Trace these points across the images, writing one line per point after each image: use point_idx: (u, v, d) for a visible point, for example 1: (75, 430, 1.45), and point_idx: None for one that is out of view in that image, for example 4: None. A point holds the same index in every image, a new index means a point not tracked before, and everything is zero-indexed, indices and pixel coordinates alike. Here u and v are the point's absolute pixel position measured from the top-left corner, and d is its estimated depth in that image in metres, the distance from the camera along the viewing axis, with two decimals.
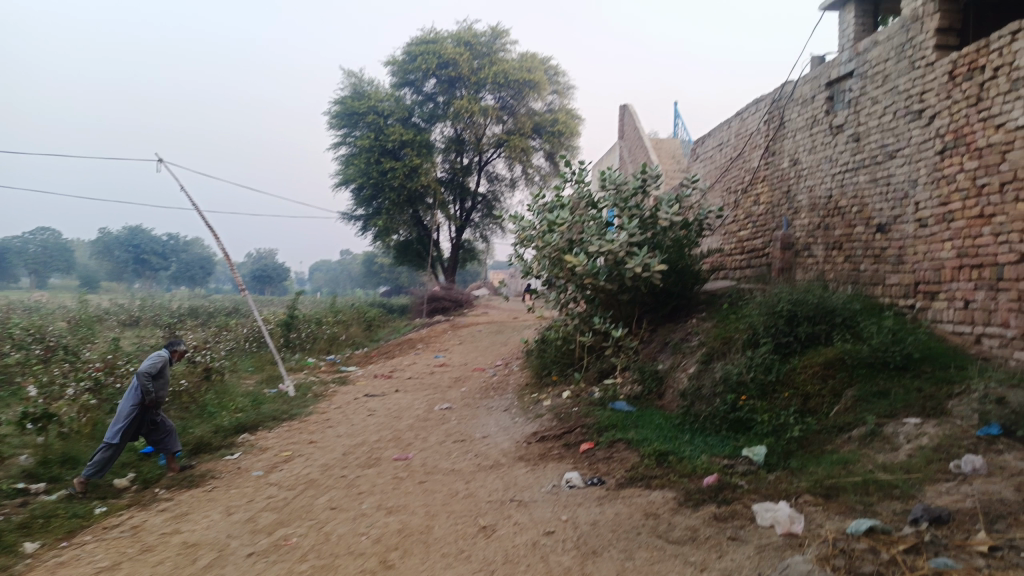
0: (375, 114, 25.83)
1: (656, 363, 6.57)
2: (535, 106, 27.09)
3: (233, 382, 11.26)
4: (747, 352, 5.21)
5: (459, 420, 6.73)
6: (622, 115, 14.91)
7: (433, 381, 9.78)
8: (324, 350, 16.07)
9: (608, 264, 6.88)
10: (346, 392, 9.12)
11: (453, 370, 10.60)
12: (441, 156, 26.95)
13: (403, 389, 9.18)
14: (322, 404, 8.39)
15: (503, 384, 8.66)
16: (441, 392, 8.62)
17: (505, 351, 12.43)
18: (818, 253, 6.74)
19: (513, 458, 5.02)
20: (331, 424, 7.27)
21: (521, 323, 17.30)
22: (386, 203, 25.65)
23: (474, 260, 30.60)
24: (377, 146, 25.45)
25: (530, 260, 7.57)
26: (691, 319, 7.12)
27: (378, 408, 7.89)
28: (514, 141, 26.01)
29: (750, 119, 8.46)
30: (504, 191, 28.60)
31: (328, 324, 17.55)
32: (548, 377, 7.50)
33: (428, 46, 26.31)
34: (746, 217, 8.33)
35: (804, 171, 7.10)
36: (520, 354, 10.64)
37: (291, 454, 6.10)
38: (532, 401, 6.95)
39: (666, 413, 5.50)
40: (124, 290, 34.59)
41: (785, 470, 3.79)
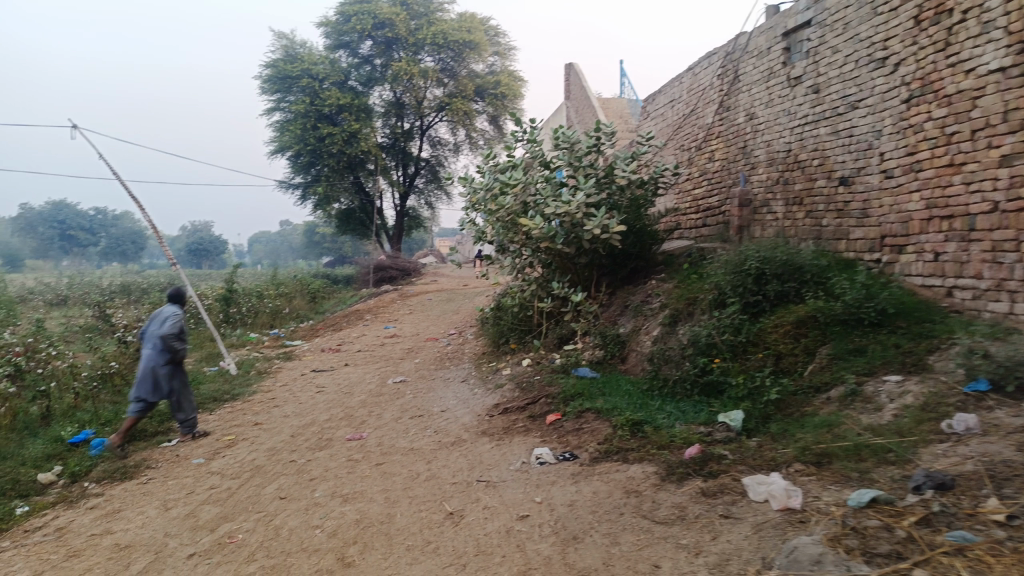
0: (310, 78, 24.76)
1: (617, 327, 6.36)
2: (476, 68, 26.45)
3: (170, 361, 10.63)
4: (714, 313, 5.01)
5: (415, 393, 6.40)
6: (567, 73, 14.54)
7: (385, 352, 9.40)
8: (267, 325, 15.43)
9: (565, 225, 6.58)
10: (292, 368, 8.66)
11: (405, 341, 10.23)
12: (381, 120, 26.12)
13: (353, 363, 8.78)
14: (267, 382, 7.93)
15: (458, 353, 8.34)
16: (393, 364, 8.26)
17: (456, 320, 12.12)
18: (777, 209, 6.58)
19: (475, 433, 4.73)
20: (278, 403, 6.85)
21: (471, 291, 16.98)
22: (326, 170, 24.77)
23: (419, 227, 30.00)
24: (313, 111, 24.44)
25: (482, 224, 7.23)
26: (651, 280, 6.91)
27: (327, 384, 7.49)
28: (456, 104, 25.36)
29: (702, 74, 8.20)
30: (448, 155, 28.02)
31: (270, 298, 16.87)
32: (505, 345, 7.22)
33: (363, 5, 25.29)
34: (700, 174, 8.13)
35: (761, 125, 6.89)
36: (473, 322, 10.34)
37: (234, 438, 5.68)
38: (490, 370, 6.66)
39: (632, 378, 5.29)
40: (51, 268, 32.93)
41: (766, 436, 3.61)
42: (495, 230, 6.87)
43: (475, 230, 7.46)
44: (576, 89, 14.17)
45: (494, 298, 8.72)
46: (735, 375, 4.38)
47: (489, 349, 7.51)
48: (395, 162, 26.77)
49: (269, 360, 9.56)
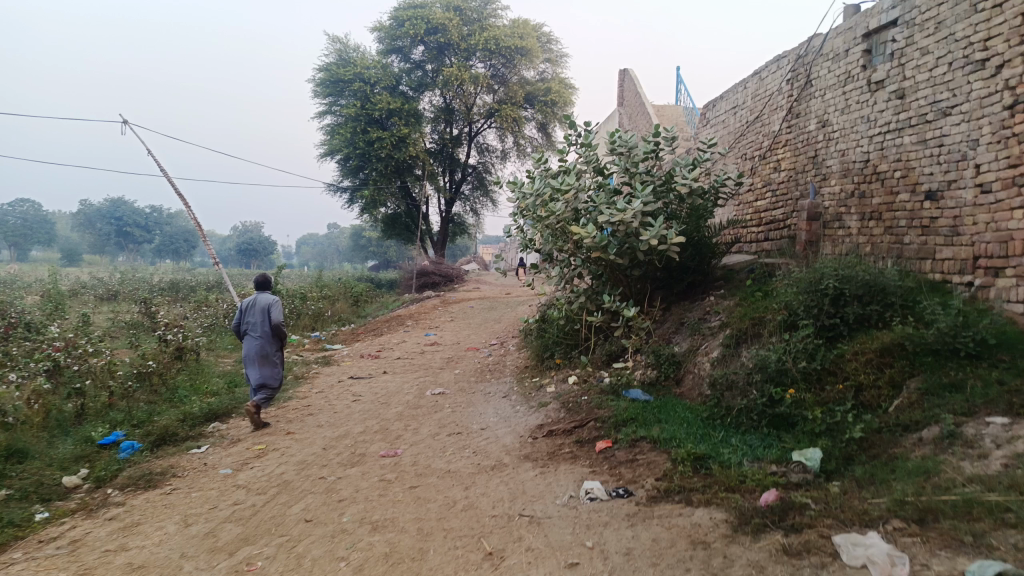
0: (361, 82, 24.86)
1: (672, 346, 5.93)
2: (526, 75, 26.25)
3: (211, 361, 10.56)
4: (784, 336, 4.57)
5: (454, 407, 6.08)
6: (621, 80, 14.16)
7: (425, 361, 9.13)
8: (308, 327, 15.36)
9: (619, 235, 6.19)
10: (330, 374, 8.45)
11: (445, 349, 9.94)
12: (430, 126, 26.08)
13: (392, 371, 8.52)
14: (303, 388, 7.71)
15: (500, 366, 8.00)
16: (432, 374, 7.97)
17: (499, 329, 11.79)
18: (852, 224, 6.08)
19: (517, 457, 4.37)
20: (312, 411, 6.59)
21: (514, 300, 16.65)
22: (373, 174, 24.79)
23: (464, 234, 29.85)
24: (363, 115, 24.52)
25: (531, 232, 6.89)
26: (708, 297, 6.46)
27: (364, 393, 7.22)
28: (505, 110, 25.15)
29: (769, 78, 7.73)
30: (495, 162, 27.81)
31: (313, 300, 16.83)
32: (550, 360, 6.85)
33: (417, 11, 25.33)
34: (765, 185, 7.66)
35: (834, 134, 6.41)
36: (517, 333, 10.01)
37: (265, 448, 5.43)
38: (534, 387, 6.30)
39: (690, 404, 4.87)
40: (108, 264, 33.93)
41: (850, 482, 3.16)
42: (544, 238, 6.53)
43: (523, 237, 7.12)
44: (630, 95, 13.77)
45: (540, 309, 8.36)
46: (809, 407, 3.94)
47: (533, 364, 7.16)
48: (442, 168, 26.69)
49: (308, 363, 9.37)
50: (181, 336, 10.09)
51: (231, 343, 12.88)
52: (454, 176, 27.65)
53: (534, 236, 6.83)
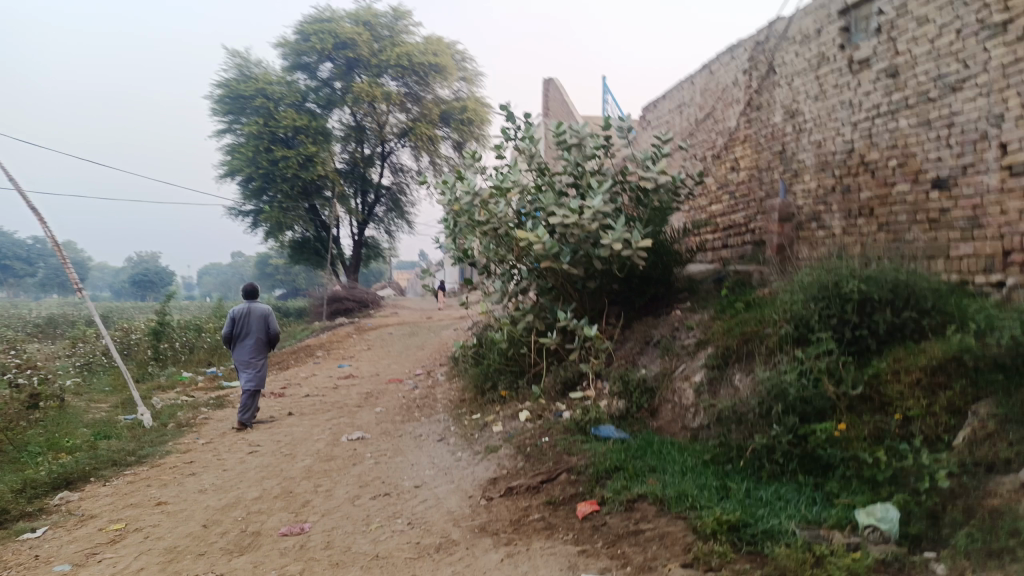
0: (264, 98, 23.25)
1: (640, 371, 4.97)
2: (440, 93, 25.29)
3: (79, 408, 8.87)
4: (797, 353, 3.67)
5: (378, 457, 4.88)
6: (545, 88, 13.36)
7: (339, 398, 7.83)
8: (204, 363, 13.66)
9: (573, 240, 5.23)
10: (223, 419, 7.05)
11: (362, 383, 8.65)
12: (340, 145, 24.67)
13: (301, 411, 7.20)
14: (188, 438, 6.30)
15: (430, 401, 6.83)
16: (350, 414, 6.72)
17: (424, 358, 10.60)
18: (834, 223, 5.34)
19: (470, 528, 3.25)
20: (197, 469, 5.24)
21: (436, 325, 15.45)
22: (278, 195, 23.13)
23: (379, 258, 28.43)
24: (266, 133, 22.88)
25: (467, 240, 5.81)
26: (674, 311, 5.55)
27: (264, 442, 5.89)
28: (419, 128, 24.05)
29: (722, 70, 7.02)
30: (409, 183, 26.63)
31: (210, 333, 15.12)
32: (492, 392, 5.76)
33: (323, 25, 24.05)
34: (721, 188, 6.90)
35: (807, 124, 5.69)
36: (445, 362, 8.85)
37: (125, 526, 4.07)
38: (475, 426, 5.18)
39: (680, 443, 3.89)
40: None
41: (960, 559, 2.23)
42: (482, 247, 5.47)
43: (458, 247, 6.06)
44: (556, 104, 12.99)
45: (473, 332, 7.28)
46: (852, 443, 3.02)
47: (471, 398, 6.05)
48: (353, 189, 25.30)
49: (197, 407, 7.90)
50: (40, 379, 8.39)
51: (109, 385, 11.11)
52: (366, 197, 26.28)
53: (471, 245, 5.75)
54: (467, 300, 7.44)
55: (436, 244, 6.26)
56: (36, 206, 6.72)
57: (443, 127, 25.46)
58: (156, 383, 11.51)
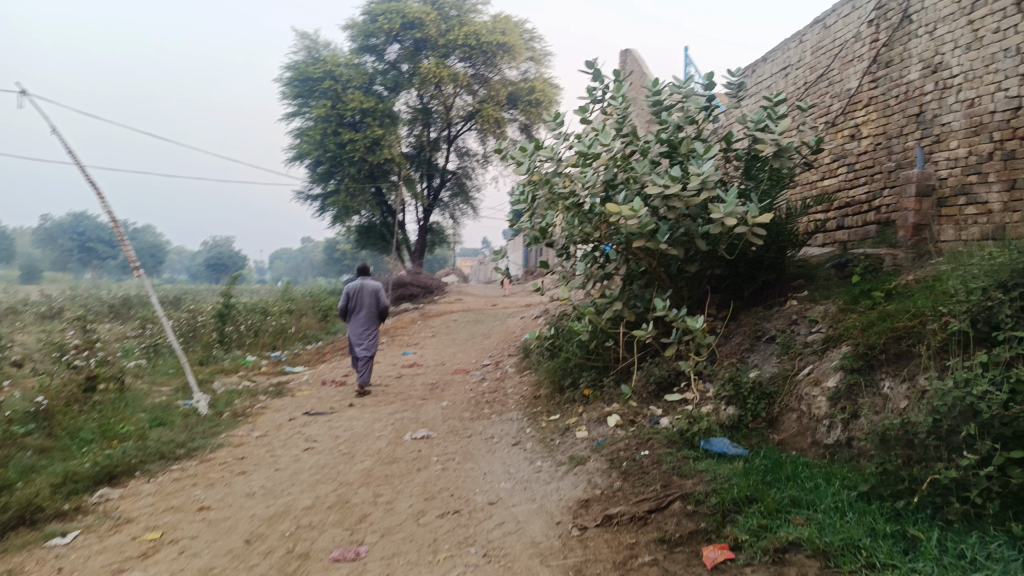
0: (331, 80, 23.06)
1: (752, 372, 4.21)
2: (508, 75, 24.57)
3: (139, 391, 8.62)
4: (980, 356, 2.86)
5: (445, 462, 4.28)
6: (623, 62, 12.50)
7: (402, 389, 7.29)
8: (267, 347, 13.43)
9: (672, 215, 4.49)
10: (280, 408, 6.58)
11: (426, 373, 8.08)
12: (406, 129, 24.30)
13: (362, 402, 6.70)
14: (241, 429, 5.85)
15: (500, 395, 6.20)
16: (414, 407, 6.16)
17: (491, 346, 10.01)
18: (991, 197, 4.43)
19: (562, 568, 2.59)
20: (248, 467, 4.75)
21: (503, 312, 14.87)
22: (345, 179, 22.95)
23: (444, 243, 28.08)
24: (333, 116, 22.67)
25: (548, 217, 5.13)
26: (789, 301, 4.75)
27: (321, 437, 5.37)
28: (486, 111, 23.44)
29: (839, 24, 6.10)
30: (475, 167, 26.13)
31: (275, 316, 14.93)
32: (573, 390, 5.09)
33: (390, 6, 23.67)
34: (837, 160, 6.02)
35: (954, 79, 4.78)
36: (515, 352, 8.23)
37: (162, 536, 3.58)
38: (556, 429, 4.53)
39: (818, 466, 3.15)
40: (66, 279, 31.99)
41: None
42: (563, 222, 4.75)
43: (534, 225, 5.37)
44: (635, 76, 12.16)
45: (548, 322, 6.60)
46: None
47: (548, 394, 5.40)
48: (419, 173, 24.96)
49: (255, 394, 7.49)
50: (101, 361, 8.16)
51: (172, 368, 10.93)
52: (432, 182, 25.91)
53: (553, 222, 5.06)
54: (541, 285, 6.76)
55: (512, 222, 5.60)
56: (92, 181, 6.37)
57: (510, 109, 24.80)
58: (218, 367, 11.29)
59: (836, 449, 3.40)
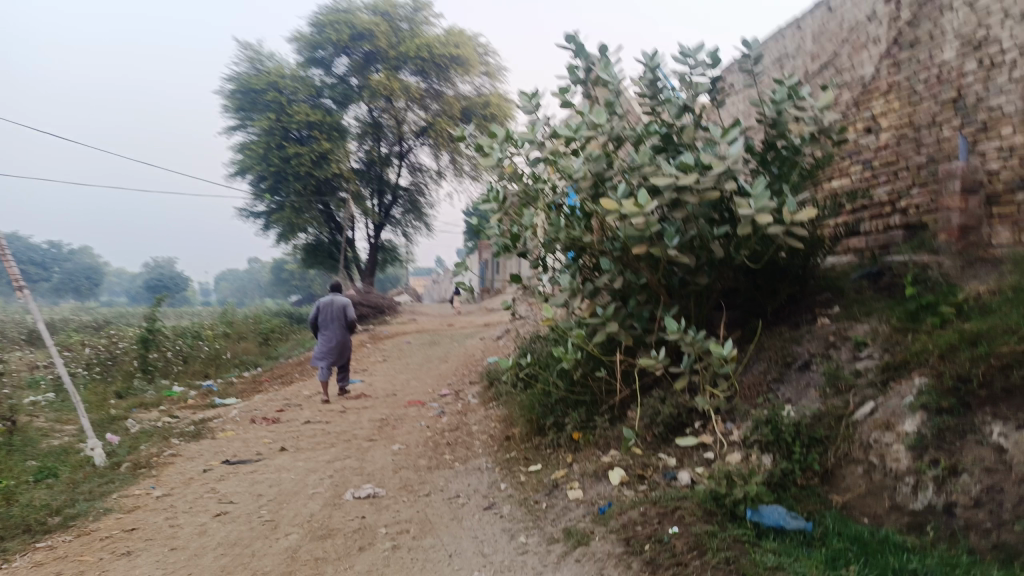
0: (275, 91, 21.82)
1: (790, 410, 3.30)
2: (462, 88, 23.69)
3: (32, 432, 7.28)
4: None
5: (395, 537, 3.23)
6: None
7: (346, 427, 6.17)
8: (198, 375, 12.08)
9: (683, 215, 3.58)
10: (196, 456, 5.42)
11: (375, 407, 6.97)
12: (355, 143, 23.16)
13: (297, 445, 5.59)
14: (141, 485, 4.68)
15: (462, 436, 5.15)
16: (360, 452, 5.09)
17: (449, 373, 8.97)
18: None
19: None
20: (136, 544, 3.61)
21: (460, 334, 13.84)
22: (290, 195, 21.65)
23: (395, 262, 26.92)
24: (278, 128, 21.43)
25: (527, 220, 4.15)
26: (820, 320, 3.87)
27: (239, 497, 4.25)
28: (439, 124, 22.51)
29: (847, 4, 5.37)
30: (428, 183, 25.11)
31: (209, 341, 13.59)
32: (557, 432, 4.10)
33: (338, 15, 22.62)
34: (849, 157, 5.25)
35: (1005, 55, 4.06)
36: (479, 381, 7.21)
37: None
38: (540, 486, 3.53)
39: (927, 553, 2.23)
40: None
41: None
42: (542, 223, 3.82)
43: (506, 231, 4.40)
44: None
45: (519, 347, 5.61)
46: None
47: (524, 436, 4.40)
48: (370, 190, 23.83)
49: (169, 436, 6.29)
50: None
51: (81, 403, 9.54)
52: (383, 198, 24.80)
53: (533, 227, 4.10)
54: (510, 304, 5.78)
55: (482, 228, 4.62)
56: None
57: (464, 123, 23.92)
58: (137, 400, 9.94)
59: (932, 520, 2.49)
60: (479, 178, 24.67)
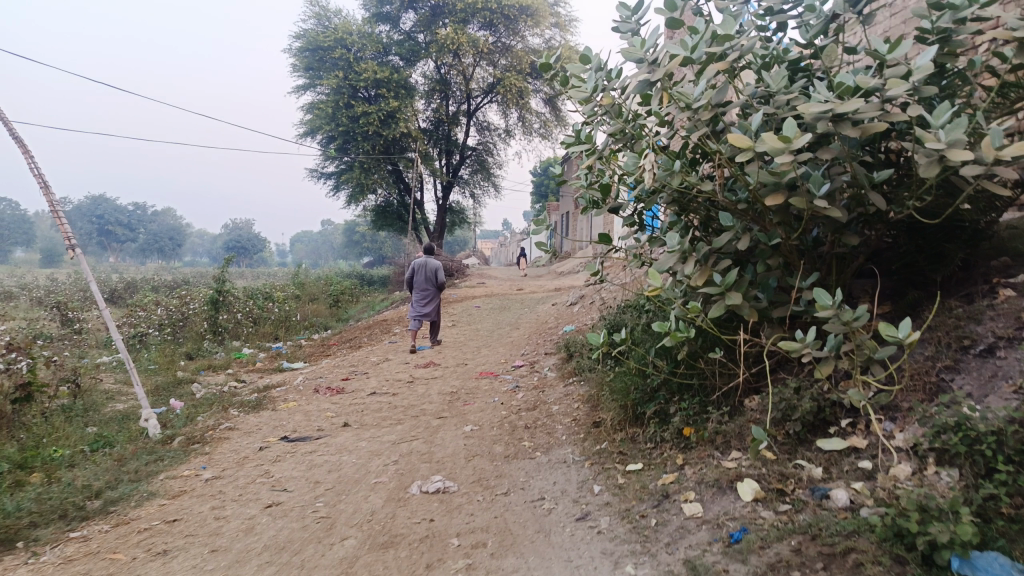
0: (342, 49, 21.38)
1: (978, 410, 2.50)
2: (532, 42, 22.66)
3: (98, 397, 7.09)
4: None
5: (470, 553, 2.64)
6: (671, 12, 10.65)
7: (413, 400, 5.66)
8: (267, 338, 11.91)
9: (834, 155, 2.77)
10: (254, 430, 5.00)
11: (444, 378, 6.42)
12: (423, 101, 22.57)
13: (359, 422, 5.09)
14: (192, 464, 4.26)
15: (543, 418, 4.53)
16: (427, 433, 4.55)
17: (521, 341, 8.36)
18: None
19: None
20: (175, 541, 3.15)
21: (531, 298, 13.23)
22: (359, 155, 21.32)
23: (464, 224, 26.46)
24: (346, 87, 21.02)
25: (629, 166, 3.42)
26: (1003, 291, 3.01)
27: (294, 485, 3.77)
28: (509, 80, 21.62)
29: None
30: (497, 142, 24.39)
31: (278, 303, 13.42)
32: (661, 424, 3.43)
33: None
34: None
35: None
36: (556, 352, 6.57)
37: None
38: (645, 494, 2.87)
39: None
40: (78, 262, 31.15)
41: None
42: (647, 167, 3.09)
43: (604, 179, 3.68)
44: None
45: (608, 317, 4.91)
46: None
47: (619, 424, 3.75)
48: (437, 150, 23.31)
49: (229, 406, 5.92)
50: (49, 362, 6.63)
51: (151, 365, 9.43)
52: (451, 158, 24.25)
53: (637, 173, 3.36)
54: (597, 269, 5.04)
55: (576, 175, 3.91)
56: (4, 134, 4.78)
57: (534, 79, 22.94)
58: (206, 362, 9.76)
59: None
60: (549, 136, 23.75)
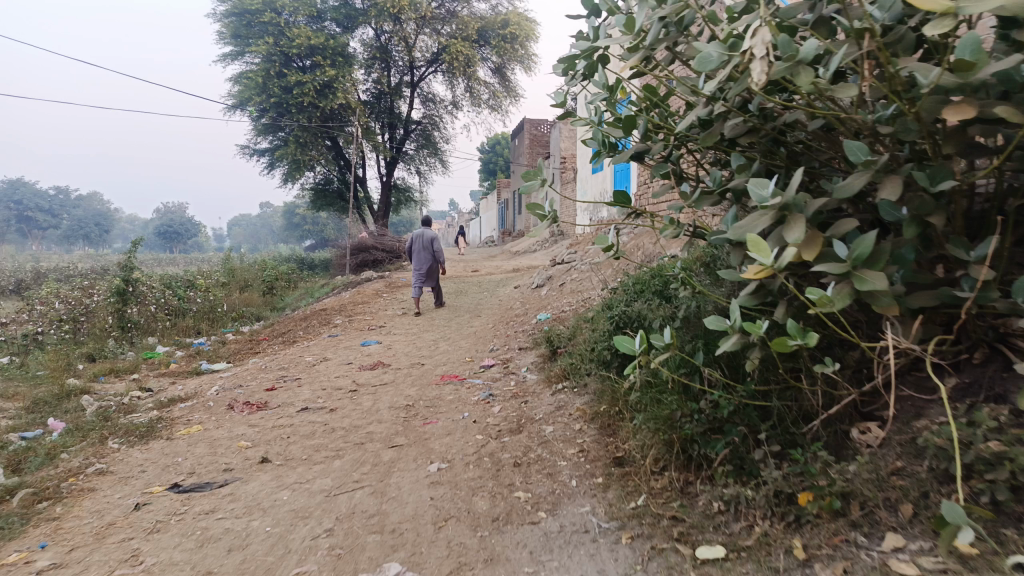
0: (273, 13, 19.49)
1: None
2: (478, 8, 21.18)
3: None
4: None
5: None
6: None
7: (357, 419, 4.37)
8: (187, 333, 10.36)
9: None
10: (137, 472, 3.64)
11: (395, 385, 5.12)
12: (363, 71, 20.87)
13: (284, 456, 3.78)
14: (29, 541, 2.89)
15: (536, 450, 3.31)
16: (375, 475, 3.28)
17: (484, 332, 7.13)
18: None
19: None
20: None
21: (487, 281, 11.99)
22: (294, 129, 19.56)
23: (410, 203, 24.95)
24: (278, 55, 19.18)
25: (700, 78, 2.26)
26: None
27: None
28: (455, 47, 20.11)
29: None
30: (443, 115, 22.93)
31: (201, 292, 11.80)
32: (740, 478, 2.26)
33: None
34: None
35: None
36: (533, 350, 5.34)
37: None
38: None
39: None
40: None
41: None
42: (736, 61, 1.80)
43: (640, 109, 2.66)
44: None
45: (615, 313, 3.69)
46: None
47: (662, 467, 2.57)
48: (380, 125, 21.71)
49: (110, 434, 4.49)
50: None
51: (39, 371, 7.83)
52: (394, 133, 22.69)
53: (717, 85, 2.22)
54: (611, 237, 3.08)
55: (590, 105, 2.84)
56: None
57: (482, 47, 21.47)
58: (108, 365, 8.19)
59: None
60: (498, 108, 22.39)
